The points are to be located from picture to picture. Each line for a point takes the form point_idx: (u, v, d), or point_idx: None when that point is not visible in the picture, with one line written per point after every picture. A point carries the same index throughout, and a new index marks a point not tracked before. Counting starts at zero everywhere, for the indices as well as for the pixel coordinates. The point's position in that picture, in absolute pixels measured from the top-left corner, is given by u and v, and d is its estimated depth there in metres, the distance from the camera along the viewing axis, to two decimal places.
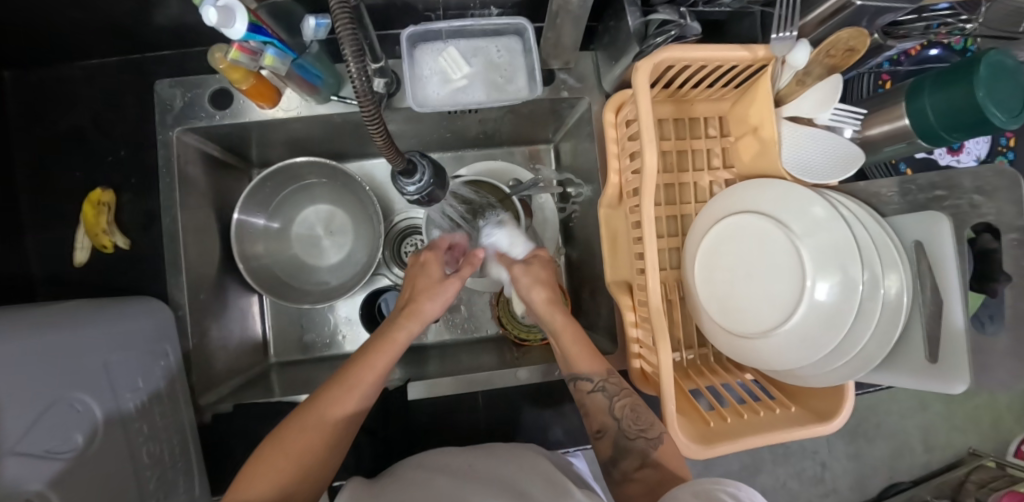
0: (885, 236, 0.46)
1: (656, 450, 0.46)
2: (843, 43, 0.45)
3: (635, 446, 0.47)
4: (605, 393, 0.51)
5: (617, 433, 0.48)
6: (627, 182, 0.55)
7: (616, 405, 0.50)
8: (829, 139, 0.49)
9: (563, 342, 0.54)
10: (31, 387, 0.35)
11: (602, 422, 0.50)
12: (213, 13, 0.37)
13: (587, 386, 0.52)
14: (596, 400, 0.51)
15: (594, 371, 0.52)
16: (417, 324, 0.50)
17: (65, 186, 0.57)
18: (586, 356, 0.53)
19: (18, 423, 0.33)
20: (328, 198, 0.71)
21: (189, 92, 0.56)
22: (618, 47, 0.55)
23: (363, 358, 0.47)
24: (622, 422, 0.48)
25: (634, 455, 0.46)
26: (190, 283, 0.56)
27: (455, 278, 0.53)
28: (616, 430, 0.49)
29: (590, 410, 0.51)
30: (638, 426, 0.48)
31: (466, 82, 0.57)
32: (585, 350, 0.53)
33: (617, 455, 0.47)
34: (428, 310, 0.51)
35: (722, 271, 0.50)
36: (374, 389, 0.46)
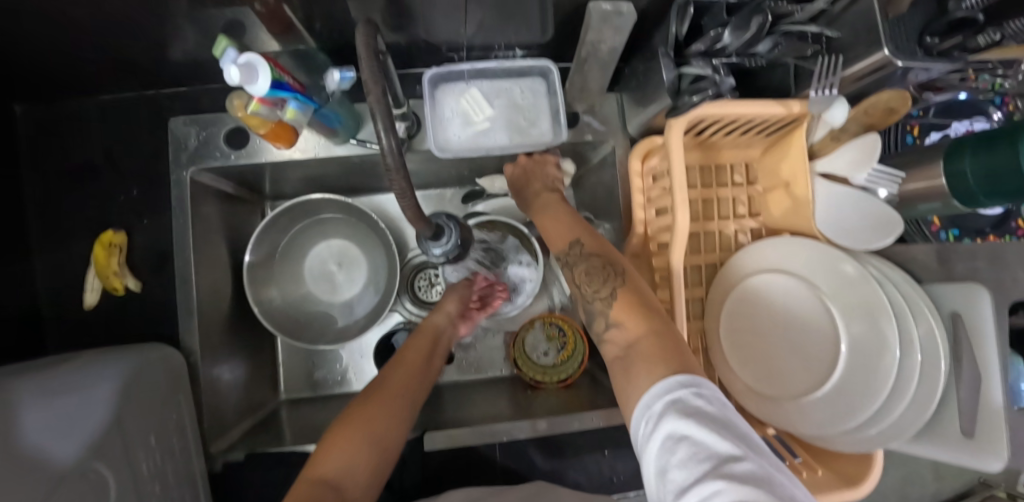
0: (920, 300, 0.45)
1: (614, 310, 0.41)
2: (883, 103, 0.45)
3: (596, 309, 0.43)
4: (569, 264, 0.48)
5: (581, 301, 0.46)
6: (653, 233, 0.54)
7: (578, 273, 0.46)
8: (864, 198, 0.47)
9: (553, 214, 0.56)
10: (47, 457, 0.34)
11: (573, 295, 0.48)
12: (234, 72, 0.36)
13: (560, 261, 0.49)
14: (561, 273, 0.50)
15: (555, 247, 0.51)
16: (444, 316, 0.62)
17: (76, 224, 0.55)
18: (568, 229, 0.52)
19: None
20: (342, 232, 0.70)
21: (204, 130, 0.55)
22: (646, 94, 0.54)
23: (396, 360, 0.53)
24: (580, 288, 0.46)
25: (599, 319, 0.43)
26: (202, 326, 0.55)
27: (449, 297, 0.62)
28: (581, 298, 0.46)
29: (573, 291, 0.47)
30: (597, 289, 0.43)
31: (488, 124, 0.55)
32: (568, 224, 0.53)
33: (589, 322, 0.45)
34: (450, 308, 0.62)
35: (753, 323, 0.50)
36: (420, 368, 0.53)
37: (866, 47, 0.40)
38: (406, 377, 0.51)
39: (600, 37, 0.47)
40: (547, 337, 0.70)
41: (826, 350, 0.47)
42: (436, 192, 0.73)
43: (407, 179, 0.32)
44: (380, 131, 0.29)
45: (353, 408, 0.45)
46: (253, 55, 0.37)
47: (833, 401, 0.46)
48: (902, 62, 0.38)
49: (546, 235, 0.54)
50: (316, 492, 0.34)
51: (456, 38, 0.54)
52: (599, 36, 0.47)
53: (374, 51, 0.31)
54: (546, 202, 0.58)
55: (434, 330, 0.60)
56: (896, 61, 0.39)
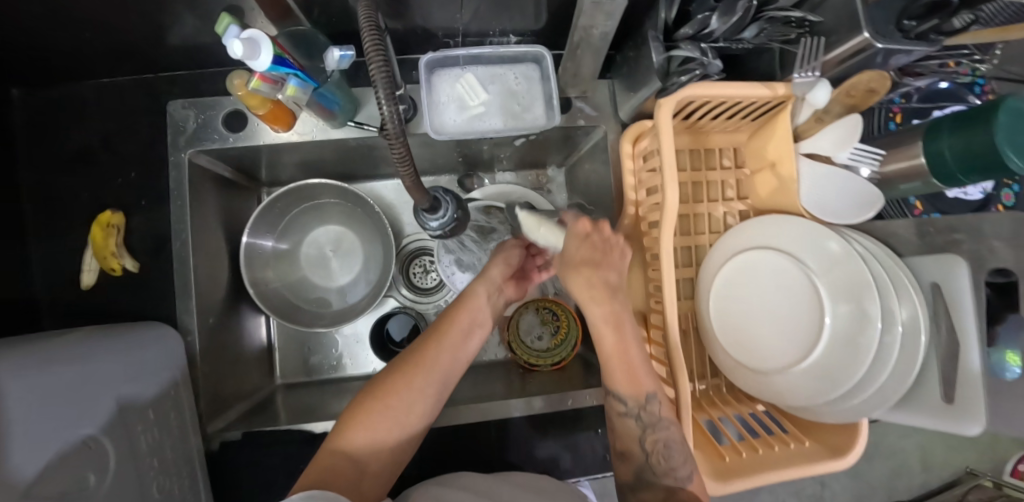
0: (902, 274, 0.47)
1: (685, 490, 0.42)
2: (863, 85, 0.46)
3: (662, 482, 0.43)
4: (637, 419, 0.45)
5: (644, 466, 0.44)
6: (644, 214, 0.55)
7: (649, 435, 0.45)
8: (847, 176, 0.48)
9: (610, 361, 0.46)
10: (45, 425, 0.34)
11: (628, 446, 0.46)
12: (237, 46, 0.36)
13: (619, 407, 0.46)
14: (625, 424, 0.45)
15: (632, 395, 0.45)
16: (486, 282, 0.55)
17: (72, 207, 0.56)
18: (630, 377, 0.45)
19: (30, 466, 0.32)
20: (338, 218, 0.70)
21: (202, 113, 0.56)
22: (636, 80, 0.55)
23: (436, 330, 0.49)
24: (652, 457, 0.44)
25: (657, 491, 0.43)
26: (199, 308, 0.55)
27: (495, 263, 0.57)
28: (642, 460, 0.45)
29: (618, 429, 0.47)
30: (676, 462, 0.43)
31: (483, 109, 0.57)
32: (632, 375, 0.45)
33: (636, 484, 0.44)
34: (490, 274, 0.57)
35: (742, 302, 0.51)
36: (458, 342, 0.49)
37: (847, 31, 0.42)
38: (444, 351, 0.47)
39: (591, 22, 0.47)
40: (541, 321, 0.71)
41: (812, 324, 0.48)
42: (433, 180, 0.74)
43: (407, 146, 0.31)
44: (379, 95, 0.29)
45: (388, 374, 0.45)
46: (256, 31, 0.38)
47: (819, 373, 0.46)
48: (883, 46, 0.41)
49: (606, 364, 0.46)
50: (335, 468, 0.37)
51: (451, 24, 0.56)
52: (591, 21, 0.47)
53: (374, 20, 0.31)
54: (620, 309, 0.45)
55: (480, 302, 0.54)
56: (879, 44, 0.40)
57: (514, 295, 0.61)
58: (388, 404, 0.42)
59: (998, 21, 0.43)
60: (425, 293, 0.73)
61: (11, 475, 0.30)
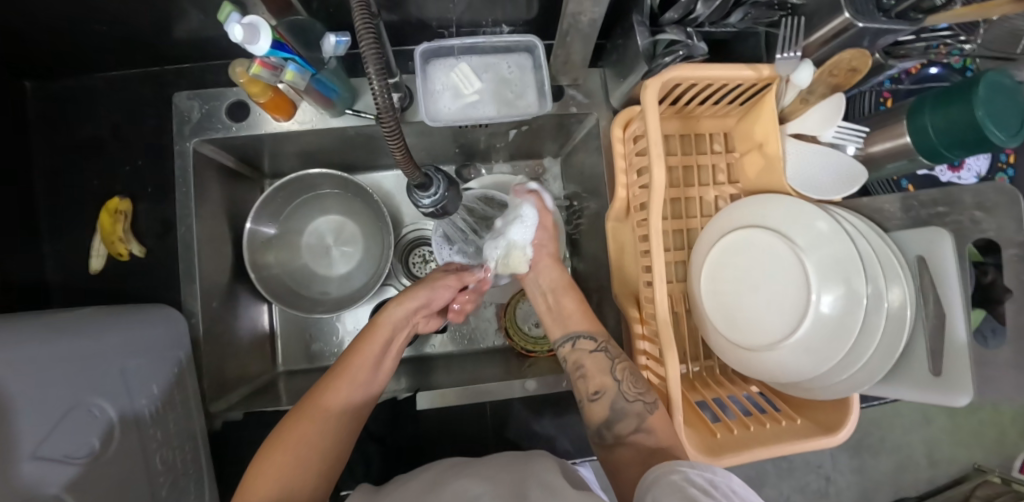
0: (887, 249, 0.47)
1: (654, 415, 0.46)
2: (846, 63, 0.48)
3: (633, 409, 0.47)
4: (605, 353, 0.51)
5: (615, 394, 0.48)
6: (634, 197, 0.56)
7: (616, 364, 0.50)
8: (832, 155, 0.50)
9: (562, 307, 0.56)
10: (53, 392, 0.36)
11: (601, 383, 0.50)
12: (237, 30, 0.38)
13: (589, 344, 0.52)
14: (596, 359, 0.51)
15: (598, 332, 0.53)
16: (402, 309, 0.54)
17: (82, 194, 0.58)
18: (586, 317, 0.55)
19: (32, 429, 0.33)
20: (338, 207, 0.72)
21: (206, 104, 0.58)
22: (626, 66, 0.57)
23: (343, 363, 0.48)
24: (622, 383, 0.49)
25: (631, 419, 0.46)
26: (202, 292, 0.57)
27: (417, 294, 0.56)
28: (615, 392, 0.49)
29: (589, 371, 0.51)
30: (638, 389, 0.48)
31: (477, 97, 0.58)
32: (584, 311, 0.55)
33: (613, 417, 0.47)
34: (412, 303, 0.55)
35: (729, 286, 0.51)
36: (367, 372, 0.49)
37: None
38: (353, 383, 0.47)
39: (580, 9, 0.49)
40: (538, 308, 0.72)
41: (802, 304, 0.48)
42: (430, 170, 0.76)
43: (399, 127, 0.33)
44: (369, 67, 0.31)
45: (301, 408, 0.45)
46: (257, 17, 0.39)
47: (808, 350, 0.47)
48: (863, 24, 0.43)
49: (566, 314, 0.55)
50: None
51: (445, 14, 0.58)
52: (580, 8, 0.49)
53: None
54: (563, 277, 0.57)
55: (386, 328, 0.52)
56: (859, 23, 0.44)
57: (425, 328, 0.60)
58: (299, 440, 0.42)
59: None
60: None
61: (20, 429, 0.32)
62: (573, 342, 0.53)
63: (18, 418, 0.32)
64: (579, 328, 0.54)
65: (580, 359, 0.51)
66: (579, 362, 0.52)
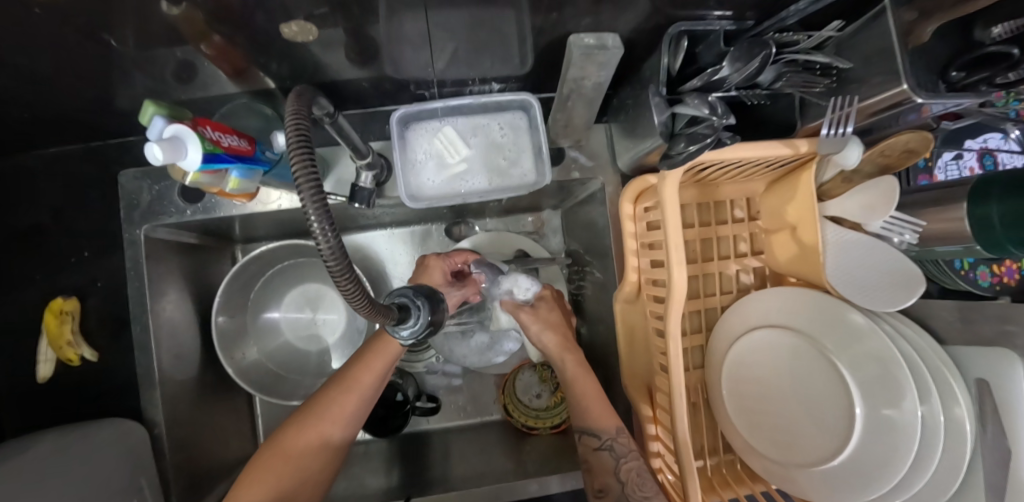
0: (935, 356, 0.41)
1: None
2: (900, 145, 0.40)
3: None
4: (611, 452, 0.48)
5: (620, 497, 0.45)
6: (647, 282, 0.50)
7: (624, 467, 0.46)
8: (877, 247, 0.42)
9: (578, 391, 0.51)
10: None
11: (605, 483, 0.47)
12: (157, 150, 0.31)
13: (593, 441, 0.49)
14: (601, 458, 0.48)
15: (604, 427, 0.48)
16: None
17: (22, 290, 0.51)
18: (599, 407, 0.50)
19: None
20: (318, 276, 0.66)
21: (157, 183, 0.51)
22: (637, 131, 0.49)
23: (344, 380, 0.48)
24: (626, 487, 0.45)
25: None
26: (166, 394, 0.51)
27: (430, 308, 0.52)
28: (619, 494, 0.45)
29: (594, 469, 0.48)
30: (646, 495, 0.44)
31: (465, 166, 0.51)
32: (604, 403, 0.50)
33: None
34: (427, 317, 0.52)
35: (753, 384, 0.46)
36: (369, 389, 0.48)
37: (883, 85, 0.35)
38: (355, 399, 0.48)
39: (583, 72, 0.43)
40: (539, 379, 0.67)
41: (841, 413, 0.43)
42: (420, 229, 0.69)
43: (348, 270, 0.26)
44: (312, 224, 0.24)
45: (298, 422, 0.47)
46: (179, 125, 0.32)
47: (852, 469, 0.41)
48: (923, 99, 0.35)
49: (580, 399, 0.51)
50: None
51: (426, 74, 0.50)
52: (583, 71, 0.43)
53: (303, 124, 0.27)
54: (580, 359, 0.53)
55: (386, 356, 0.49)
56: (918, 98, 0.35)
57: None
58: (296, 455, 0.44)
59: None
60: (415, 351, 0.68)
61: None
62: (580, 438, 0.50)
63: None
64: (588, 419, 0.50)
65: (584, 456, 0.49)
66: (586, 458, 0.49)
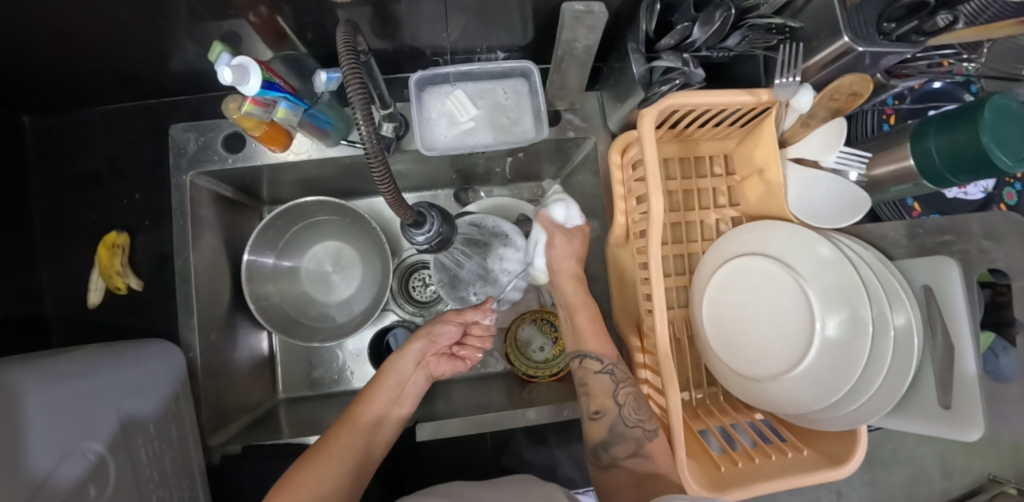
0: (892, 278, 0.46)
1: (652, 442, 0.48)
2: (846, 87, 0.48)
3: (633, 434, 0.50)
4: (611, 375, 0.54)
5: (616, 418, 0.51)
6: (633, 223, 0.56)
7: (621, 393, 0.53)
8: (835, 181, 0.49)
9: (580, 321, 0.59)
10: (54, 435, 0.36)
11: (603, 404, 0.53)
12: (227, 73, 0.38)
13: (595, 365, 0.55)
14: (602, 381, 0.54)
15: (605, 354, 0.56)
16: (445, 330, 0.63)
17: (80, 228, 0.58)
18: (598, 338, 0.57)
19: (38, 464, 0.34)
20: (337, 234, 0.72)
21: (202, 136, 0.58)
22: (623, 90, 0.56)
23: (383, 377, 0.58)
24: (624, 409, 0.51)
25: (629, 443, 0.49)
26: (200, 323, 0.57)
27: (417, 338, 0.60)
28: (616, 415, 0.52)
29: (593, 390, 0.54)
30: (640, 417, 0.50)
31: (473, 124, 0.58)
32: (597, 331, 0.58)
33: (611, 440, 0.51)
34: (412, 350, 0.60)
35: (735, 313, 0.50)
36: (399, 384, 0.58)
37: None
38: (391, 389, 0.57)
39: (574, 35, 0.50)
40: (540, 332, 0.71)
41: (804, 328, 0.47)
42: (430, 194, 0.76)
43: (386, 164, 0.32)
44: (358, 120, 0.31)
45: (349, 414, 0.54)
46: (246, 58, 0.39)
47: (815, 378, 0.46)
48: (863, 48, 0.42)
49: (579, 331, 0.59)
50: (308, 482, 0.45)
51: (439, 42, 0.58)
52: (574, 34, 0.50)
53: (353, 47, 0.34)
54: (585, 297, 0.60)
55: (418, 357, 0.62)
56: (858, 47, 0.43)
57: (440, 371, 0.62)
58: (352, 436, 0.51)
59: (983, 18, 0.44)
60: (423, 305, 0.73)
61: (19, 485, 0.31)
62: (582, 361, 0.57)
63: (23, 466, 0.32)
64: (589, 348, 0.57)
65: (585, 379, 0.55)
66: (585, 380, 0.55)
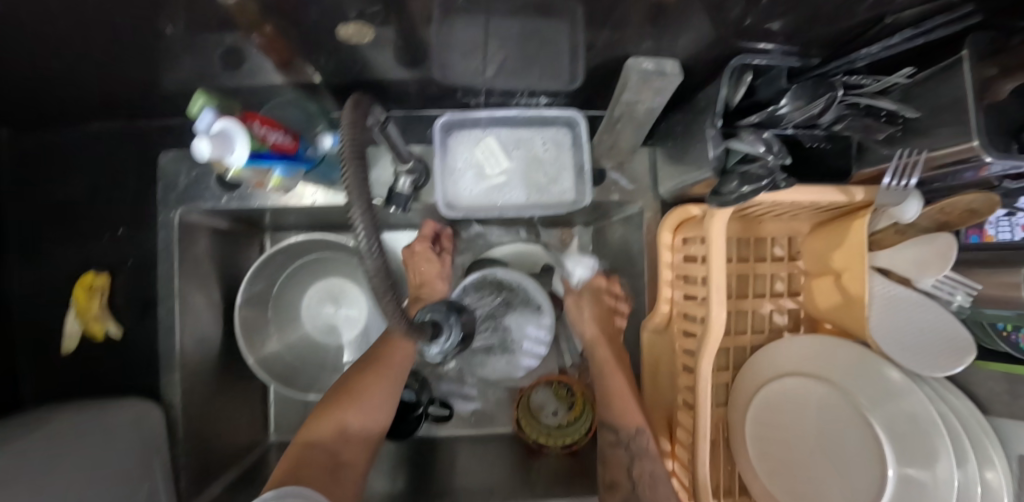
0: (983, 434, 0.38)
1: None
2: (963, 204, 0.39)
3: None
4: (627, 450, 0.49)
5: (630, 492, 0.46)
6: (681, 315, 0.48)
7: (637, 466, 0.48)
8: (929, 307, 0.41)
9: (605, 381, 0.54)
10: None
11: (619, 477, 0.49)
12: (205, 145, 0.31)
13: (610, 436, 0.51)
14: (616, 454, 0.50)
15: (624, 426, 0.50)
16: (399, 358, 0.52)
17: (54, 263, 0.51)
18: (618, 407, 0.52)
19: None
20: (343, 271, 0.65)
21: (195, 169, 0.51)
22: (686, 159, 0.48)
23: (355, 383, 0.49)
24: (637, 486, 0.46)
25: None
26: (185, 376, 0.51)
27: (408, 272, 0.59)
28: (630, 491, 0.47)
29: (610, 461, 0.51)
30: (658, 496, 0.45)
31: (505, 178, 0.50)
32: (631, 402, 0.51)
33: None
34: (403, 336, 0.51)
35: (781, 434, 0.44)
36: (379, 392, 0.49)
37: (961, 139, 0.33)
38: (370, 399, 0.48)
39: (638, 97, 0.42)
40: (555, 396, 0.65)
41: (870, 469, 0.39)
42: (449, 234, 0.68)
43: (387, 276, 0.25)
44: (358, 225, 0.24)
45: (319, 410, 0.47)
46: (228, 122, 0.32)
47: None
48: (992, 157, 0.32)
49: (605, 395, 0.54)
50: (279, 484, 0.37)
51: (474, 82, 0.49)
52: (638, 96, 0.42)
53: (359, 123, 0.27)
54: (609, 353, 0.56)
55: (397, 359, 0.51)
56: (987, 156, 0.32)
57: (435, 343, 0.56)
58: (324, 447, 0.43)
59: None
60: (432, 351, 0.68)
61: None
62: (601, 434, 0.52)
63: None
64: (605, 414, 0.53)
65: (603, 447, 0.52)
66: (604, 452, 0.52)
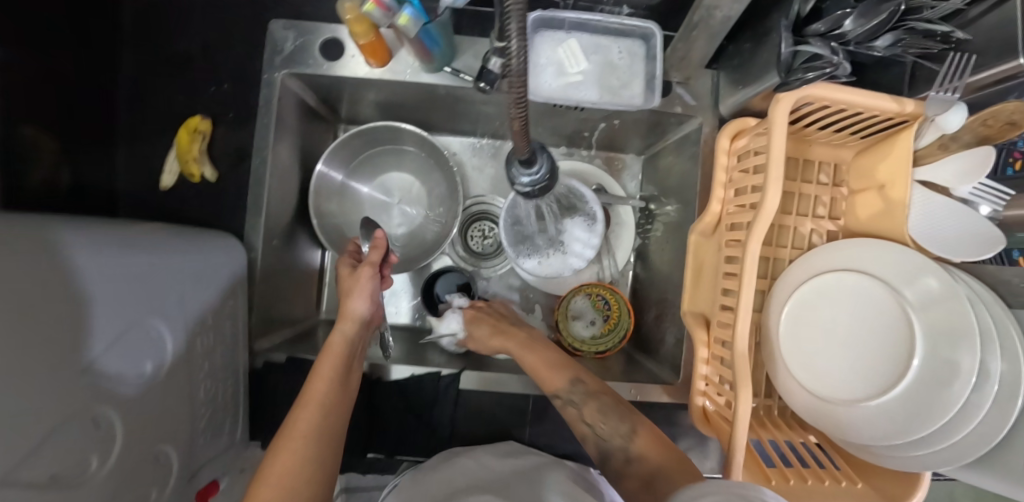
0: (1011, 323, 0.40)
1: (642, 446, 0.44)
2: (1006, 115, 0.42)
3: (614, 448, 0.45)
4: (576, 400, 0.50)
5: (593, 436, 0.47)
6: (729, 213, 0.52)
7: (586, 411, 0.49)
8: (963, 211, 0.45)
9: (529, 365, 0.55)
10: (116, 309, 0.34)
11: (580, 429, 0.49)
12: None
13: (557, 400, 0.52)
14: (568, 413, 0.50)
15: (555, 385, 0.52)
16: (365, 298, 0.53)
17: (167, 109, 0.58)
18: (547, 370, 0.53)
19: (103, 334, 0.33)
20: (411, 166, 0.70)
21: (301, 37, 0.55)
22: (752, 72, 0.52)
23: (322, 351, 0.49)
24: (594, 428, 0.48)
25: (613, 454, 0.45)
26: (266, 226, 0.56)
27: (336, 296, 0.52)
28: (592, 437, 0.48)
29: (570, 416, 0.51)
30: (611, 426, 0.46)
31: (581, 78, 0.55)
32: (542, 364, 0.54)
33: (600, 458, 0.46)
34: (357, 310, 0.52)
35: (819, 327, 0.48)
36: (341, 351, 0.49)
37: None
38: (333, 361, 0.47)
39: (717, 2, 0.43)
40: (592, 307, 0.69)
41: (898, 361, 0.44)
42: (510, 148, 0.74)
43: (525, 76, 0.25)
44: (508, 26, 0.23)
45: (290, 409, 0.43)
46: None
47: (894, 414, 0.42)
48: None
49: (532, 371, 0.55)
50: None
51: None
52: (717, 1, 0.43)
53: None
54: (521, 339, 0.59)
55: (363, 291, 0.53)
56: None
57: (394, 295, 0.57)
58: (299, 448, 0.40)
59: None
60: (481, 256, 0.74)
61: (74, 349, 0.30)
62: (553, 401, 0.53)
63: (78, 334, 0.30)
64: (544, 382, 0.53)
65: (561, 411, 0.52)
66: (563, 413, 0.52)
